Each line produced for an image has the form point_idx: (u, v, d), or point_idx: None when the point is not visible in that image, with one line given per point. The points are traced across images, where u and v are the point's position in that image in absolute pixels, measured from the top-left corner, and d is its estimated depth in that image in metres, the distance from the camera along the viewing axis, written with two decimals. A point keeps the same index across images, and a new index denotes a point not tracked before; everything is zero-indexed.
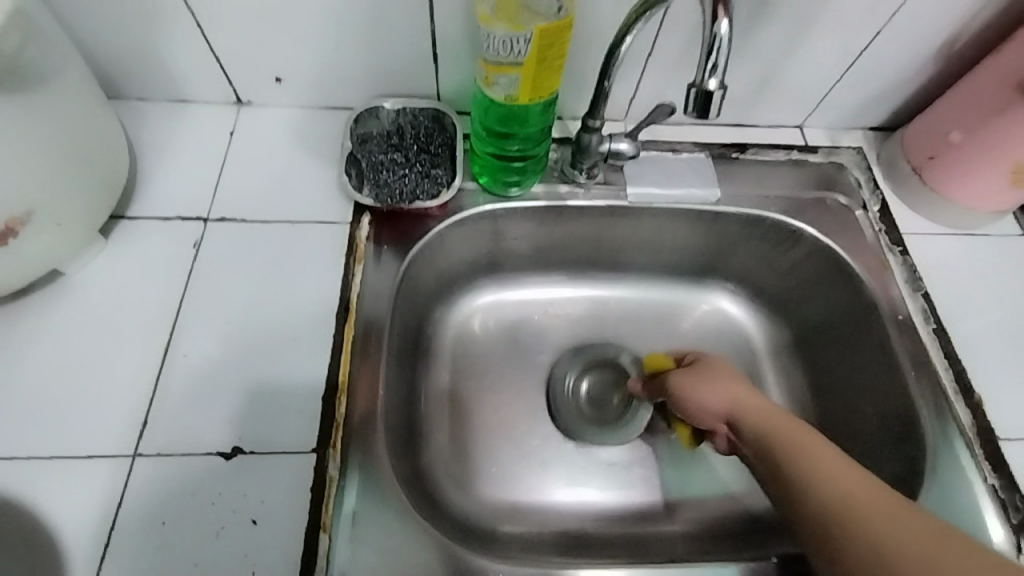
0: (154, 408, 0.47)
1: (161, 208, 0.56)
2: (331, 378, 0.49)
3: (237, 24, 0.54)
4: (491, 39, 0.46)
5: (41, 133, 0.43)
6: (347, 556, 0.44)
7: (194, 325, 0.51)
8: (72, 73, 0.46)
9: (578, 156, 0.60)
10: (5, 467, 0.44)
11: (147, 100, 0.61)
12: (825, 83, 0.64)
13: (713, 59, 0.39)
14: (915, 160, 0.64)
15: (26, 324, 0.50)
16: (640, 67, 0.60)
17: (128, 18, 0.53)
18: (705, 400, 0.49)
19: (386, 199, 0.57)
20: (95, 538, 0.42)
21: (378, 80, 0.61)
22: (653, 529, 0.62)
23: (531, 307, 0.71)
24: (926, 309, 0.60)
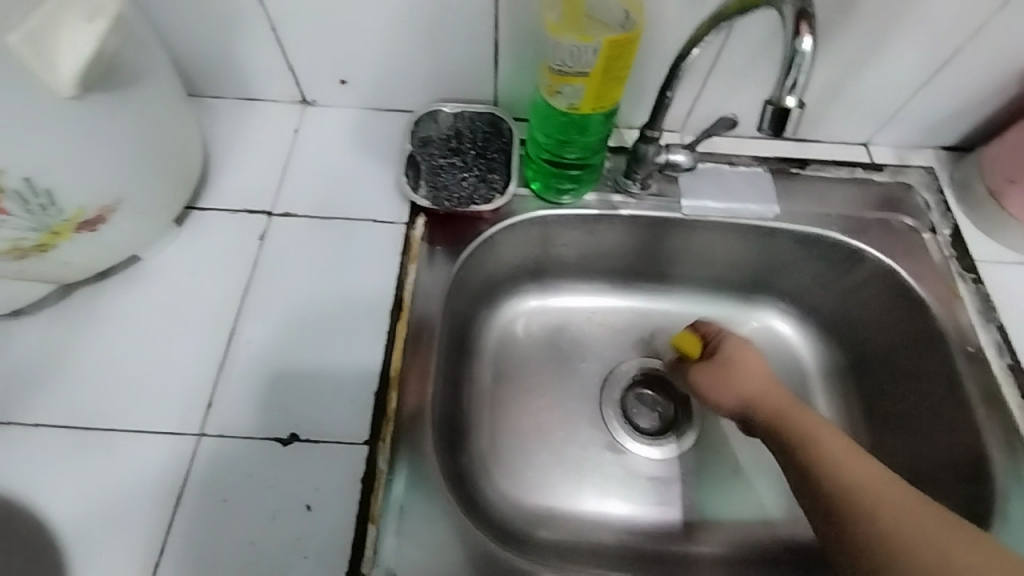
0: (217, 392, 0.49)
1: (230, 201, 0.58)
2: (383, 373, 0.51)
3: (311, 28, 0.56)
4: (559, 48, 0.46)
5: (132, 127, 0.46)
6: (392, 549, 0.45)
7: (257, 314, 0.53)
8: (162, 72, 0.49)
9: (633, 165, 0.59)
10: (84, 438, 0.47)
11: (220, 97, 0.64)
12: (897, 99, 0.62)
13: (792, 77, 0.38)
14: (992, 183, 0.61)
15: (106, 305, 0.53)
16: (702, 78, 0.59)
17: (211, 20, 0.56)
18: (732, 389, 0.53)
19: (443, 202, 0.58)
20: (161, 511, 0.45)
21: (438, 84, 0.62)
22: (692, 548, 0.61)
23: (574, 314, 0.71)
24: (999, 340, 0.57)
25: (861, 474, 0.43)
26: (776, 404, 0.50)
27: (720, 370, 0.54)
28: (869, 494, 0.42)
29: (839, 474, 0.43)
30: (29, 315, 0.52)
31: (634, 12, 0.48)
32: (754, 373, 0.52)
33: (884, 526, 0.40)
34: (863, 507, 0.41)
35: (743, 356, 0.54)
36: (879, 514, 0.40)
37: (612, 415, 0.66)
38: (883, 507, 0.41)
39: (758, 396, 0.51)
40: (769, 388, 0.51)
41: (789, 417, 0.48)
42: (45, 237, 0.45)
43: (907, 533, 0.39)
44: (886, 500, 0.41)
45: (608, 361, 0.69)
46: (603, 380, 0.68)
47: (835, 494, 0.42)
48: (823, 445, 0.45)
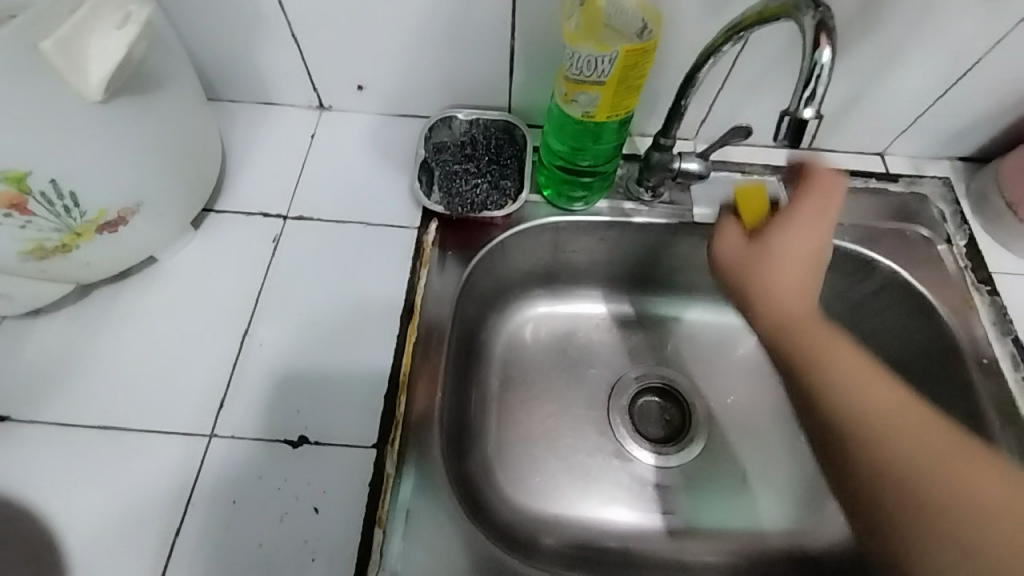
0: (229, 394, 0.50)
1: (245, 204, 0.59)
2: (392, 377, 0.51)
3: (329, 35, 0.57)
4: (576, 57, 0.46)
5: (156, 131, 0.46)
6: (399, 553, 0.45)
7: (271, 316, 0.53)
8: (185, 77, 0.50)
9: (645, 173, 0.60)
10: (100, 436, 0.48)
11: (238, 102, 0.65)
12: (913, 110, 0.61)
13: (811, 88, 0.38)
14: (1009, 195, 0.60)
15: (123, 305, 0.54)
16: (717, 87, 0.59)
17: (232, 26, 0.57)
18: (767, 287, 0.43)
19: (457, 209, 0.59)
20: (172, 511, 0.45)
21: (453, 91, 0.62)
22: (699, 559, 0.60)
23: (584, 321, 0.71)
24: (1016, 354, 0.56)
25: (881, 393, 0.40)
26: (802, 305, 0.43)
27: (755, 255, 0.44)
28: (880, 415, 0.39)
29: (852, 388, 0.40)
30: (48, 314, 0.53)
31: (652, 23, 0.48)
32: (791, 265, 0.43)
33: (869, 442, 0.39)
34: (851, 420, 0.39)
35: (789, 236, 0.43)
36: (880, 434, 0.39)
37: (621, 423, 0.66)
38: (891, 424, 0.39)
39: (779, 287, 0.43)
40: (800, 283, 0.43)
41: (800, 327, 0.42)
42: (67, 237, 0.46)
43: (886, 442, 0.38)
44: (897, 419, 0.39)
45: (617, 369, 0.69)
46: (612, 387, 0.68)
47: (844, 414, 0.40)
48: (843, 358, 0.41)
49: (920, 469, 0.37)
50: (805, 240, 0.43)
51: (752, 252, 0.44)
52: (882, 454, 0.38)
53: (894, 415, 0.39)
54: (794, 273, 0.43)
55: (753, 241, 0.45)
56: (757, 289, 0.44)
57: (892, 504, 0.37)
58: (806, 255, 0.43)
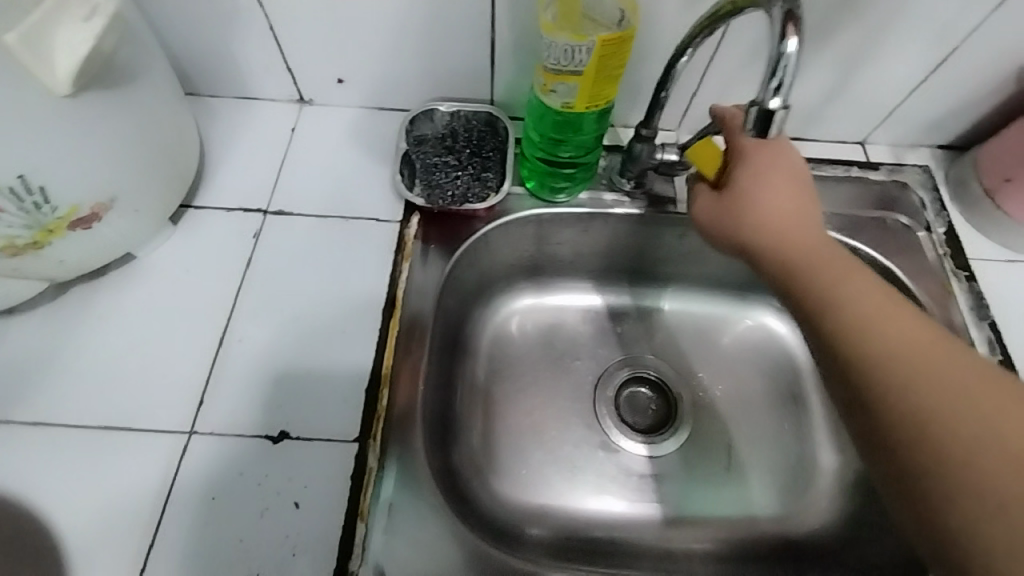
0: (210, 390, 0.49)
1: (225, 199, 0.59)
2: (374, 371, 0.51)
3: (307, 27, 0.57)
4: (553, 47, 0.46)
5: (129, 126, 0.46)
6: (381, 546, 0.45)
7: (252, 311, 0.53)
8: (158, 70, 0.49)
9: (628, 164, 0.60)
10: (78, 435, 0.48)
11: (217, 95, 0.65)
12: (893, 98, 0.61)
13: (777, 79, 0.39)
14: (987, 183, 0.61)
15: (100, 302, 0.53)
16: (698, 77, 0.59)
17: (208, 18, 0.56)
18: (762, 212, 0.44)
19: (438, 201, 0.59)
20: (152, 508, 0.45)
21: (434, 83, 0.62)
22: (685, 548, 0.61)
23: (569, 313, 0.71)
24: (993, 339, 0.57)
25: (886, 319, 0.39)
26: (796, 238, 0.43)
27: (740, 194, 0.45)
28: (890, 342, 0.38)
29: (852, 315, 0.40)
30: (24, 312, 0.52)
31: (629, 11, 0.48)
32: (779, 201, 0.44)
33: (878, 368, 0.37)
34: (858, 346, 0.38)
35: (775, 170, 0.44)
36: (892, 361, 0.37)
37: (607, 414, 0.66)
38: (900, 351, 0.37)
39: (769, 224, 0.44)
40: (790, 221, 0.44)
41: (797, 260, 0.43)
42: (39, 234, 0.45)
43: (900, 367, 0.37)
44: (909, 343, 0.38)
45: (603, 360, 0.69)
46: (598, 378, 0.68)
47: (849, 338, 0.39)
48: (841, 285, 0.41)
49: (936, 390, 0.35)
50: (789, 179, 0.44)
51: (731, 198, 0.45)
52: (895, 377, 0.37)
53: (904, 340, 0.38)
54: (791, 203, 0.44)
55: (724, 192, 0.46)
56: (753, 223, 0.44)
57: (926, 429, 0.34)
58: (789, 193, 0.44)
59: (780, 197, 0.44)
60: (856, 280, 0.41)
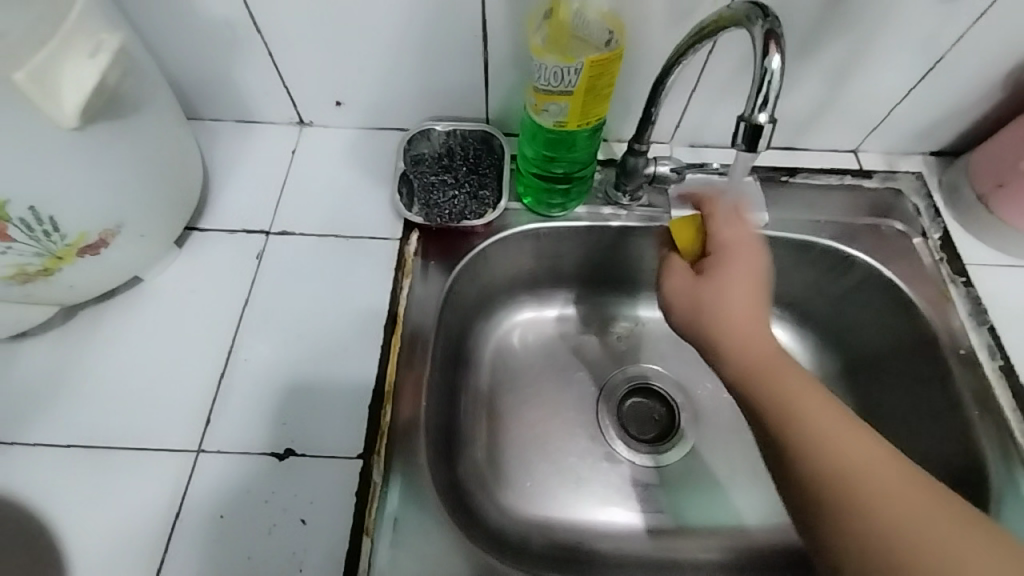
0: (216, 409, 0.50)
1: (229, 221, 0.60)
2: (377, 388, 0.51)
3: (305, 53, 0.58)
4: (543, 69, 0.47)
5: (134, 155, 0.47)
6: (387, 560, 0.46)
7: (256, 331, 0.54)
8: (162, 100, 0.51)
9: (622, 177, 0.61)
10: (87, 456, 0.48)
11: (219, 120, 0.66)
12: (883, 107, 0.62)
13: (763, 95, 0.39)
14: (980, 188, 0.61)
15: (108, 325, 0.54)
16: (688, 91, 0.60)
17: (209, 48, 0.57)
18: (725, 310, 0.44)
19: (436, 219, 0.60)
20: (161, 527, 0.46)
21: (430, 103, 0.63)
22: (690, 558, 0.61)
23: (569, 325, 0.71)
24: (992, 344, 0.57)
25: (856, 452, 0.39)
26: (757, 352, 0.43)
27: (697, 301, 0.46)
28: (863, 479, 0.38)
29: (824, 447, 0.39)
30: (35, 336, 0.53)
31: (617, 31, 0.49)
32: (741, 311, 0.44)
33: (857, 507, 0.37)
34: (832, 479, 0.38)
35: (734, 283, 0.45)
36: (864, 496, 0.37)
37: (609, 425, 0.67)
38: (868, 487, 0.37)
39: (739, 335, 0.44)
40: (755, 330, 0.44)
41: (764, 366, 0.42)
42: (49, 261, 0.46)
43: (866, 503, 0.37)
44: (880, 479, 0.38)
45: (604, 372, 0.70)
46: (599, 390, 0.68)
47: (823, 473, 0.39)
48: (808, 411, 0.41)
49: (902, 526, 0.36)
50: (748, 286, 0.45)
51: (705, 283, 0.46)
52: (868, 515, 0.37)
53: (873, 475, 0.38)
54: (753, 305, 0.45)
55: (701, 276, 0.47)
56: (717, 320, 0.44)
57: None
58: (752, 304, 0.44)
59: (743, 298, 0.45)
60: (822, 409, 0.41)
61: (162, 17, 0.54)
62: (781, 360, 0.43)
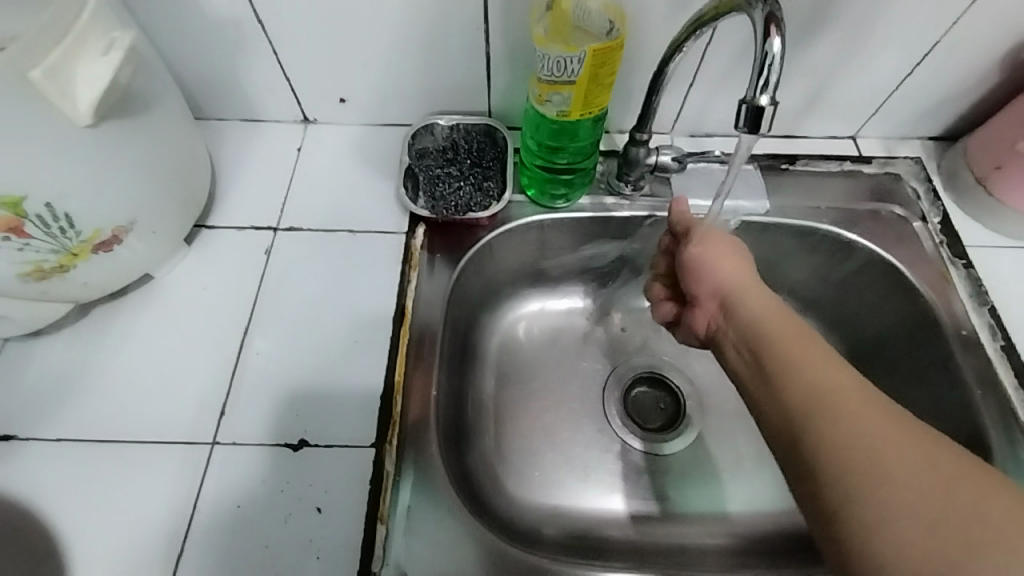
0: (229, 402, 0.51)
1: (236, 218, 0.61)
2: (387, 379, 0.52)
3: (310, 51, 0.59)
4: (546, 59, 0.48)
5: (146, 153, 0.48)
6: (402, 548, 0.46)
7: (266, 325, 0.55)
8: (171, 98, 0.51)
9: (624, 168, 0.62)
10: (104, 450, 0.49)
11: (225, 120, 0.67)
12: (879, 94, 0.63)
13: (765, 77, 0.40)
14: (978, 170, 0.62)
15: (121, 322, 0.55)
16: (688, 81, 0.61)
17: (216, 47, 0.58)
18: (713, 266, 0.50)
19: (442, 212, 0.61)
20: (178, 518, 0.47)
21: (434, 99, 0.64)
22: (698, 542, 0.61)
23: (574, 316, 0.72)
24: (993, 324, 0.58)
25: (827, 378, 0.38)
26: (744, 306, 0.46)
27: (691, 265, 0.51)
28: (827, 398, 0.37)
29: (795, 373, 0.40)
30: (49, 334, 0.54)
31: (618, 22, 0.50)
32: (729, 271, 0.49)
33: (815, 423, 0.37)
34: (794, 398, 0.39)
35: (725, 252, 0.51)
36: (828, 416, 0.37)
37: (615, 414, 0.67)
38: (834, 406, 0.37)
39: (725, 291, 0.48)
40: (748, 284, 0.48)
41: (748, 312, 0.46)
42: (64, 258, 0.47)
43: (825, 418, 0.37)
44: (853, 402, 0.37)
45: (609, 362, 0.70)
46: (605, 379, 0.69)
47: (783, 397, 0.39)
48: (785, 347, 0.41)
49: (863, 440, 0.35)
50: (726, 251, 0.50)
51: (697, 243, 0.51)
52: (828, 430, 0.36)
53: (841, 397, 0.37)
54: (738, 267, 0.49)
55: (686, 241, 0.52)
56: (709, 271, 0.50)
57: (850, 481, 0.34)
58: (742, 266, 0.49)
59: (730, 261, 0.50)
60: (798, 345, 0.41)
61: (168, 18, 0.55)
62: (777, 309, 0.45)
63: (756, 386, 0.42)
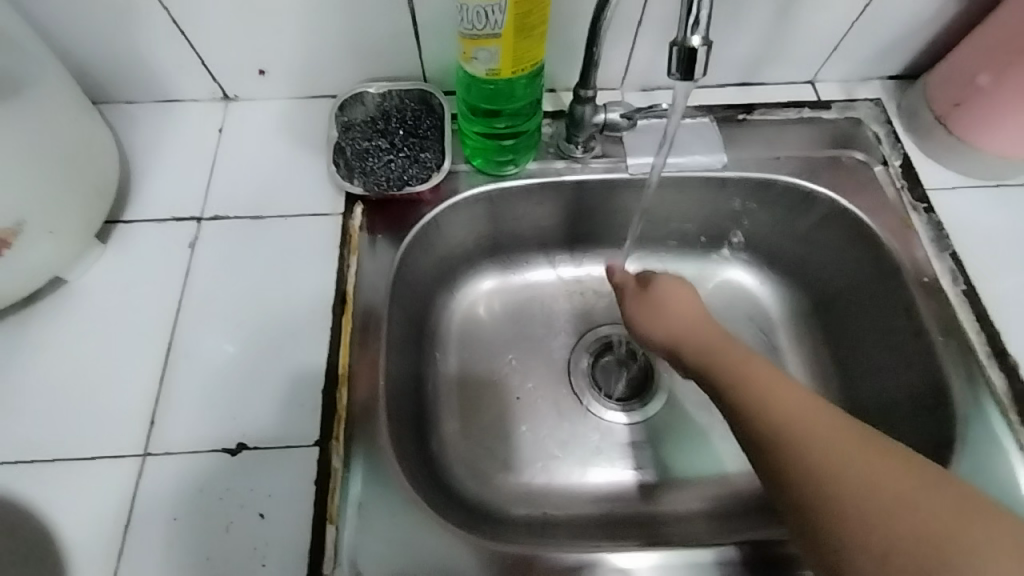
0: (160, 410, 0.48)
1: (156, 210, 0.56)
2: (331, 370, 0.49)
3: (212, 17, 0.53)
4: (465, 11, 0.43)
5: (22, 143, 0.43)
6: (355, 546, 0.45)
7: (195, 326, 0.51)
8: (48, 80, 0.46)
9: (572, 130, 0.58)
10: (24, 471, 0.46)
11: (134, 103, 0.61)
12: (836, 32, 0.60)
13: (694, 15, 0.37)
14: (938, 109, 0.59)
15: (34, 333, 0.51)
16: (633, 29, 0.56)
17: (104, 19, 0.52)
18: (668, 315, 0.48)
19: (373, 187, 0.56)
20: (111, 536, 0.44)
21: (361, 64, 0.59)
22: (671, 509, 0.60)
23: (534, 289, 0.69)
24: (954, 269, 0.57)
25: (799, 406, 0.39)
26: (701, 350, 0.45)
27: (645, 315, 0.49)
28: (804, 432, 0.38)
29: (776, 410, 0.39)
30: None
31: None
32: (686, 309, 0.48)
33: (800, 454, 0.37)
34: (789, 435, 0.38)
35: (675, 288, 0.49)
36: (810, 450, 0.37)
37: (581, 385, 0.66)
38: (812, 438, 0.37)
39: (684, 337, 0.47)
40: (698, 321, 0.47)
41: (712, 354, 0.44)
42: None
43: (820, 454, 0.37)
44: (839, 436, 0.37)
45: (572, 333, 0.68)
46: (570, 351, 0.67)
47: (763, 429, 0.39)
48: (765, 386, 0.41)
49: (856, 475, 0.35)
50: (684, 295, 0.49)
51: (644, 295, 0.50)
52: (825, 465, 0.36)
53: (823, 429, 0.38)
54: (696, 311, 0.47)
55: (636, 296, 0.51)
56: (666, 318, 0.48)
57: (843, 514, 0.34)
58: (694, 312, 0.47)
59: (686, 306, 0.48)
60: (761, 370, 0.42)
61: None
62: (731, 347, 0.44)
63: (734, 423, 0.41)
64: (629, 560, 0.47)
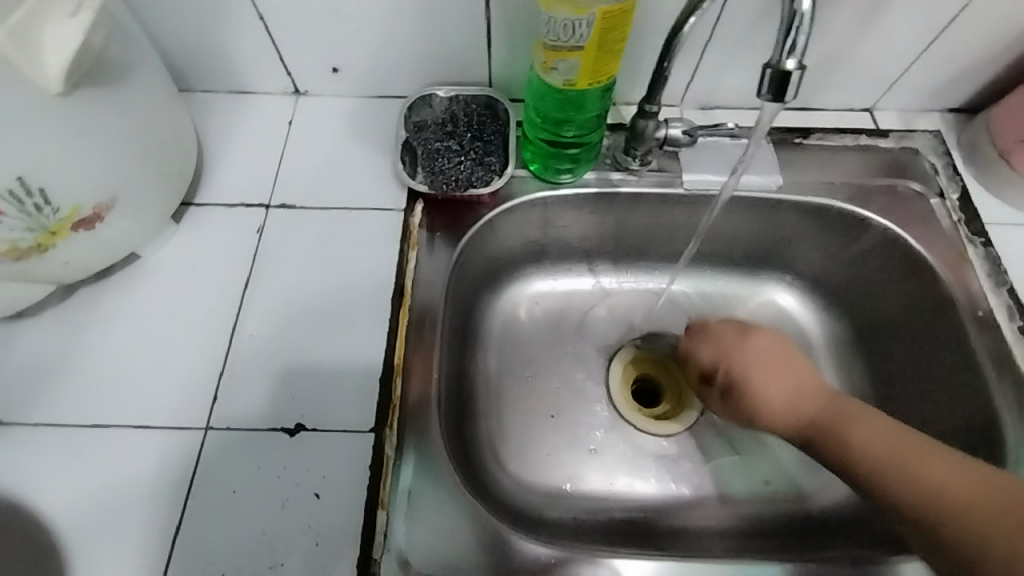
0: (222, 387, 0.49)
1: (226, 195, 0.58)
2: (387, 361, 0.51)
3: (297, 16, 0.55)
4: (552, 23, 0.45)
5: (125, 123, 0.46)
6: (403, 534, 0.45)
7: (259, 308, 0.53)
8: (149, 65, 0.48)
9: (632, 142, 0.59)
10: (92, 436, 0.48)
11: (211, 92, 0.64)
12: (899, 64, 0.60)
13: (791, 39, 0.39)
14: (1001, 144, 0.60)
15: (106, 305, 0.53)
16: (700, 48, 0.57)
17: (196, 11, 0.55)
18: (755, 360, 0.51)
19: (441, 186, 0.58)
20: (172, 504, 0.45)
21: (431, 68, 0.61)
22: (703, 524, 0.60)
23: (576, 297, 0.70)
24: (1010, 304, 0.56)
25: (877, 434, 0.41)
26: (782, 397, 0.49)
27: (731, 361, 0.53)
28: (878, 443, 0.40)
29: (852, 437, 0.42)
30: (33, 316, 0.52)
31: None
32: (767, 361, 0.51)
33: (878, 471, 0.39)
34: (863, 460, 0.40)
35: (761, 340, 0.53)
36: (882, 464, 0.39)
37: (619, 396, 0.66)
38: (890, 454, 0.39)
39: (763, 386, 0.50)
40: (786, 372, 0.50)
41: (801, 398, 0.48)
42: (42, 237, 0.44)
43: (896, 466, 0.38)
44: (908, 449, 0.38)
45: (614, 344, 0.68)
46: (609, 362, 0.67)
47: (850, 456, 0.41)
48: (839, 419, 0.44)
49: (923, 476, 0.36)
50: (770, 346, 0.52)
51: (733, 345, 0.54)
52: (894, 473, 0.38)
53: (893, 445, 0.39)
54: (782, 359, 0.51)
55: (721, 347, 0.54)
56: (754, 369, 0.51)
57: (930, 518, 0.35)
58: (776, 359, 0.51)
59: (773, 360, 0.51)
60: (837, 408, 0.45)
61: None
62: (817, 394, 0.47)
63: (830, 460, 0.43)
64: (629, 566, 0.48)
